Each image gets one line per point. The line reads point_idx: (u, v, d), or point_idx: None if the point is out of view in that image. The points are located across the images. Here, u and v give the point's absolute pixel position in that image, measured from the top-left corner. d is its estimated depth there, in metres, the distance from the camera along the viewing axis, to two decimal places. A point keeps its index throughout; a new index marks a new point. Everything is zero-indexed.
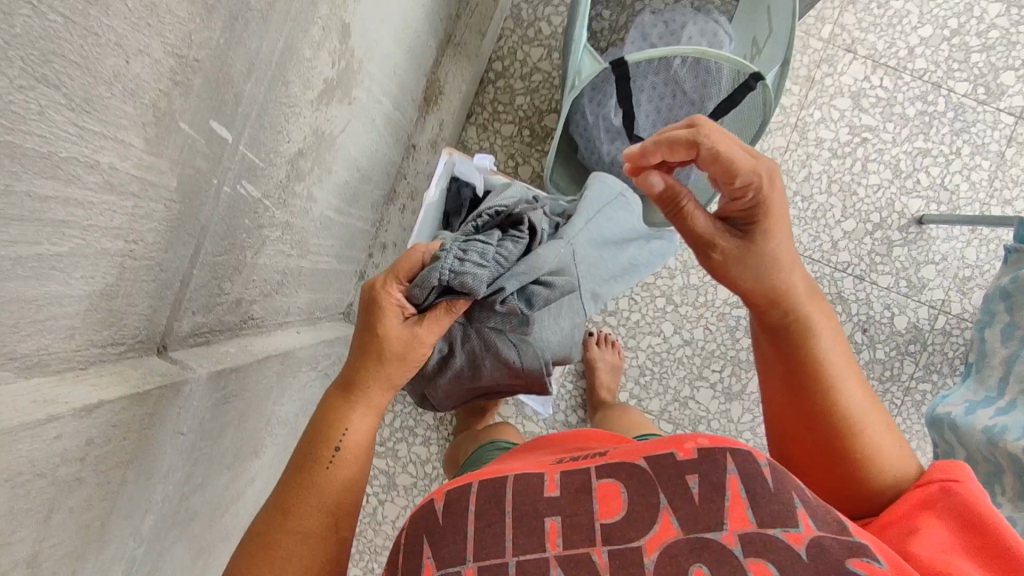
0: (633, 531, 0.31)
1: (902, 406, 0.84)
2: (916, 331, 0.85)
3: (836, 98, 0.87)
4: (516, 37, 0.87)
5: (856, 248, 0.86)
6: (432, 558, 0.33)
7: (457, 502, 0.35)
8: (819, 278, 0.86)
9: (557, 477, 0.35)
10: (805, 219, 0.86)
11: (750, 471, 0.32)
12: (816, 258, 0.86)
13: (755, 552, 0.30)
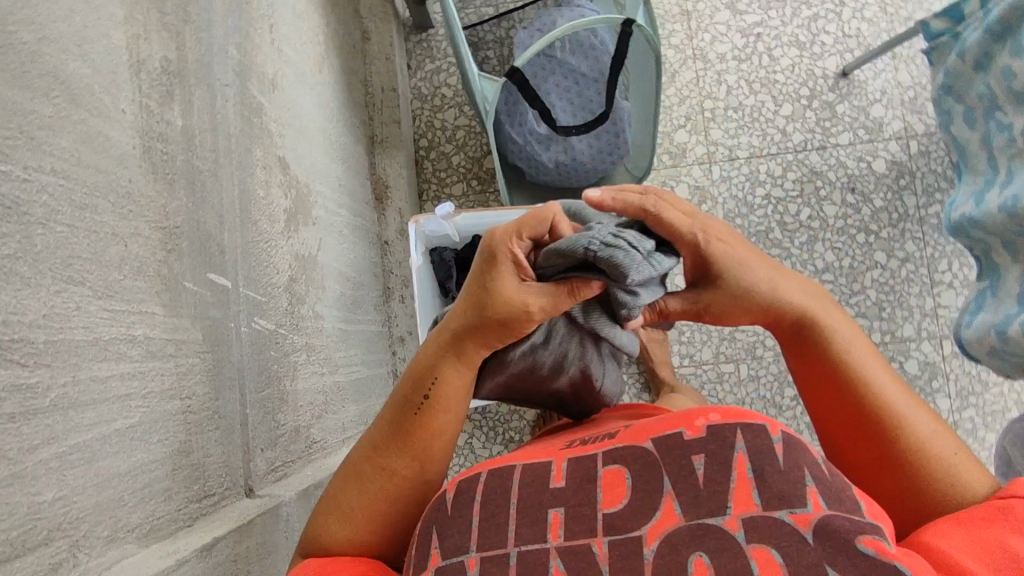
0: (631, 518, 0.31)
1: (925, 235, 0.92)
2: (898, 165, 0.94)
3: (715, 15, 0.98)
4: (428, 111, 0.95)
5: (805, 124, 0.95)
6: (439, 549, 0.34)
7: (465, 493, 0.36)
8: (790, 164, 0.94)
9: (561, 464, 0.35)
10: (750, 123, 0.96)
11: (763, 449, 0.31)
12: (777, 150, 0.95)
13: (759, 538, 0.29)
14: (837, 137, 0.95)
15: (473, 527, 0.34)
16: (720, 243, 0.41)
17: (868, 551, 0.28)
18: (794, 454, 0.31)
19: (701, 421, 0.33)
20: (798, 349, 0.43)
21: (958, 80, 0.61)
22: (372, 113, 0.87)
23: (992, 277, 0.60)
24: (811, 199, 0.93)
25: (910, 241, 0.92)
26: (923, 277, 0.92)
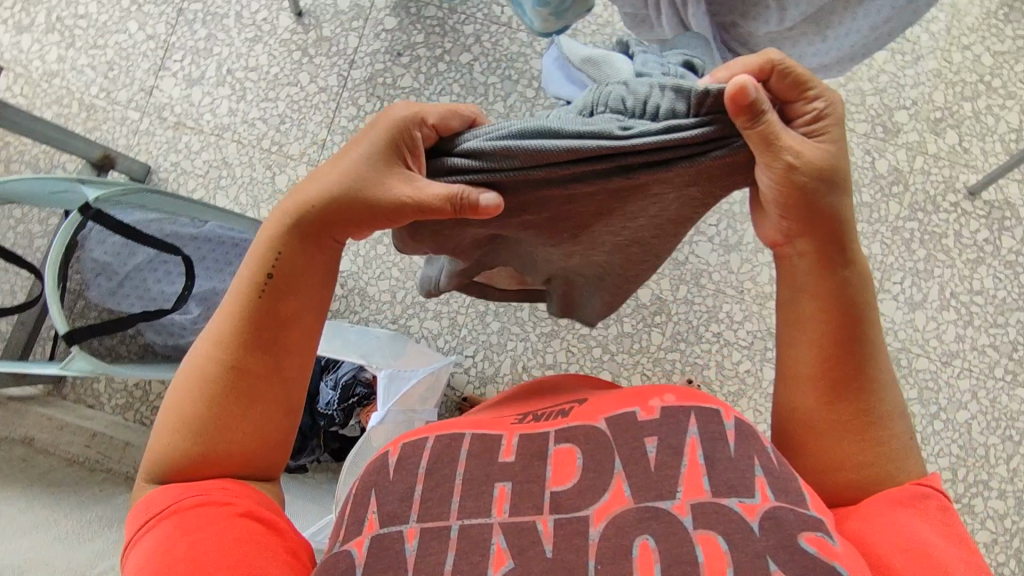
0: (579, 497, 0.42)
1: (458, 23, 1.13)
2: (397, 14, 1.13)
3: (192, 93, 1.09)
4: (147, 409, 0.95)
5: (326, 67, 1.11)
6: (374, 514, 0.44)
7: (408, 455, 0.47)
8: (353, 93, 1.11)
9: (513, 443, 0.47)
10: (301, 111, 1.10)
11: (714, 431, 0.44)
12: (335, 99, 1.10)
13: (703, 523, 0.40)
14: (351, 77, 1.11)
15: (417, 496, 0.44)
16: (831, 143, 0.47)
17: (810, 547, 0.39)
18: (747, 443, 0.44)
19: (657, 407, 0.46)
20: (839, 281, 0.51)
21: None
22: (105, 465, 0.89)
23: None
24: (387, 95, 1.11)
25: (459, 62, 1.12)
26: (496, 66, 1.12)
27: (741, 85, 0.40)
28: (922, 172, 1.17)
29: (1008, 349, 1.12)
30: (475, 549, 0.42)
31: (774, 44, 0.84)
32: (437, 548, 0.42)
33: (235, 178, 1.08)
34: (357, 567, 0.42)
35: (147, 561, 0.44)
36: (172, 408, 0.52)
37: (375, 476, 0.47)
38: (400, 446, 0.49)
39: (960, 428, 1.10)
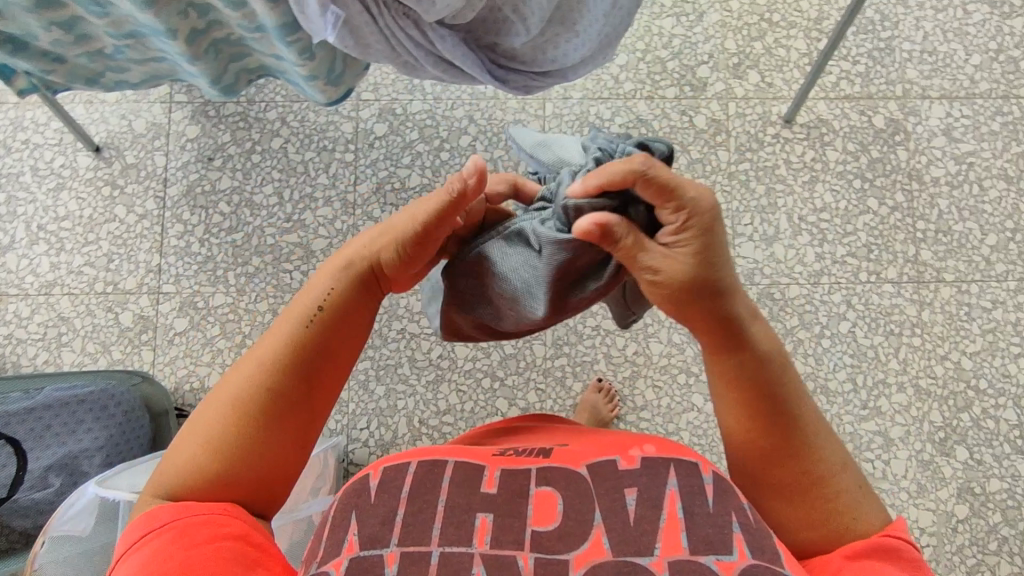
0: (559, 541, 0.48)
1: (257, 113, 1.13)
2: (194, 121, 1.12)
3: (11, 262, 1.07)
4: None
5: (138, 194, 1.10)
6: (352, 536, 0.49)
7: (389, 480, 0.52)
8: (174, 213, 1.10)
9: (495, 476, 0.52)
10: (126, 246, 1.08)
11: (692, 489, 0.50)
12: (156, 224, 1.09)
13: (682, 572, 0.46)
14: (168, 196, 1.10)
15: (398, 521, 0.49)
16: (705, 233, 0.54)
17: None
18: (723, 499, 0.50)
19: (637, 458, 0.53)
20: (742, 345, 0.57)
21: (86, 77, 0.90)
22: None
23: (226, 51, 0.87)
24: (208, 204, 1.10)
25: (271, 148, 1.13)
26: (309, 141, 1.13)
27: (586, 225, 0.53)
28: (739, 116, 1.18)
29: (865, 253, 1.17)
30: (451, 575, 0.46)
31: (531, 53, 0.86)
32: (417, 574, 0.46)
33: (76, 331, 1.05)
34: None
35: (143, 562, 0.47)
36: (210, 413, 0.56)
37: (356, 498, 0.51)
38: (382, 469, 0.53)
39: (846, 339, 1.15)
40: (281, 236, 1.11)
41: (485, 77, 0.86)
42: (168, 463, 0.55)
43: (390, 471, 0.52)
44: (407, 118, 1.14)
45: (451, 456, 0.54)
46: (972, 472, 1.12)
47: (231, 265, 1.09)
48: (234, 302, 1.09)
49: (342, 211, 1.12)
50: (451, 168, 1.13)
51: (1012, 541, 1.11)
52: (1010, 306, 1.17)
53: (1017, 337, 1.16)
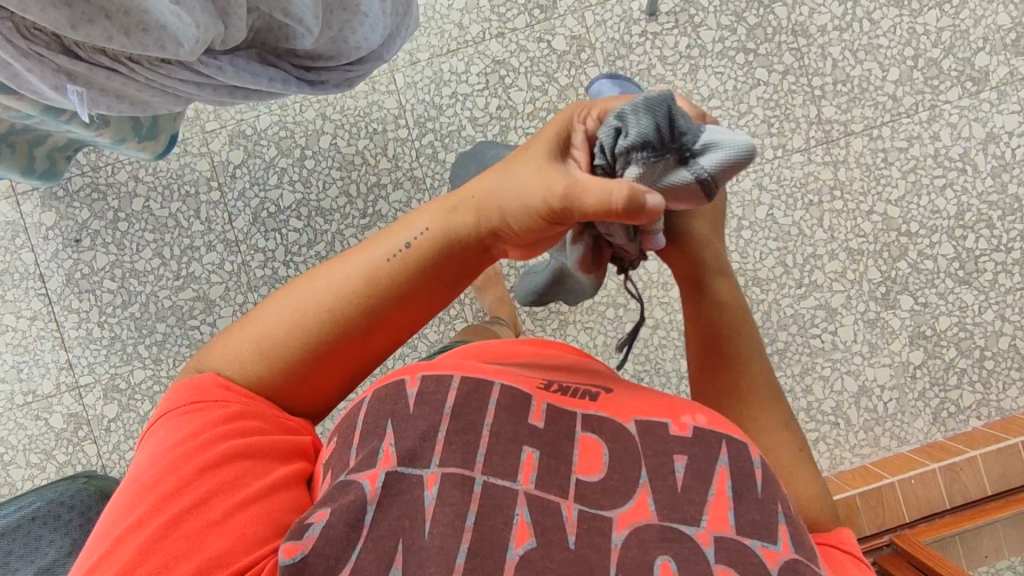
0: (604, 496, 0.48)
1: (106, 179, 1.07)
2: (48, 207, 1.07)
3: None
4: None
5: (21, 300, 1.07)
6: (388, 449, 0.49)
7: (432, 398, 0.52)
8: (63, 307, 1.07)
9: (541, 408, 0.52)
10: (31, 354, 1.07)
11: (741, 471, 0.50)
12: (50, 323, 1.07)
13: (723, 554, 0.46)
14: (51, 292, 1.07)
15: (443, 438, 0.49)
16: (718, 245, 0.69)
17: None
18: (772, 488, 0.51)
19: (689, 428, 0.52)
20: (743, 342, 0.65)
21: None
22: None
23: (31, 143, 0.82)
24: (93, 287, 1.07)
25: (134, 211, 1.07)
26: (170, 191, 1.07)
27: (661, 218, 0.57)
28: (599, 24, 1.09)
29: (766, 129, 1.10)
30: (496, 511, 0.47)
31: (333, 46, 0.79)
32: (458, 500, 0.47)
33: (15, 447, 1.07)
34: (370, 502, 0.46)
35: (182, 438, 0.49)
36: (269, 315, 0.52)
37: (392, 407, 0.51)
38: (420, 378, 0.53)
39: (767, 225, 1.11)
40: (176, 295, 1.07)
41: (291, 69, 0.81)
42: (225, 351, 0.53)
43: (428, 383, 0.53)
44: (258, 136, 1.07)
45: (498, 376, 0.54)
46: (920, 317, 1.11)
47: (137, 339, 1.07)
48: (154, 373, 1.07)
49: (226, 252, 1.08)
50: (320, 174, 1.08)
51: (971, 370, 1.11)
52: (926, 138, 1.11)
53: (940, 168, 1.11)
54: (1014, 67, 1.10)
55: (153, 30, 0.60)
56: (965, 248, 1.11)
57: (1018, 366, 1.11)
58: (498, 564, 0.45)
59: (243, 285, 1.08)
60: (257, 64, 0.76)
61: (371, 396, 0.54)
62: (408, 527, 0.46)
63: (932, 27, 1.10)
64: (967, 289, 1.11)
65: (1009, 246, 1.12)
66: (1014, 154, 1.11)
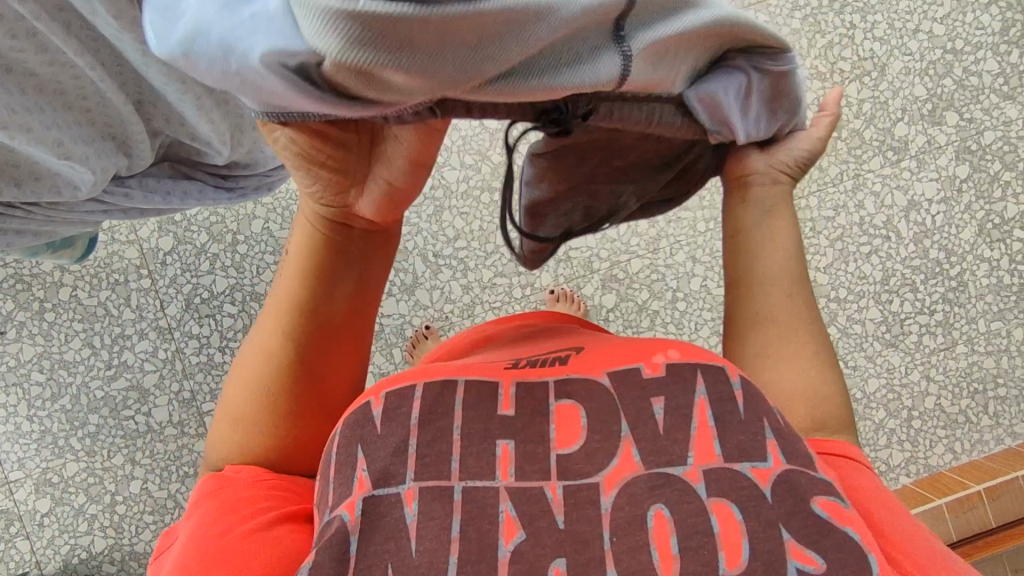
0: (587, 462, 0.47)
1: (31, 269, 1.04)
2: None
3: None
4: None
5: None
6: (360, 473, 0.48)
7: (390, 409, 0.51)
8: None
9: (511, 393, 0.51)
10: None
11: (722, 394, 0.49)
12: None
13: (721, 483, 0.45)
14: None
15: (414, 452, 0.48)
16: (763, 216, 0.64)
17: (822, 510, 0.44)
18: (755, 405, 0.49)
19: (661, 364, 0.51)
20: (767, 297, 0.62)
21: None
22: None
23: None
24: (21, 380, 1.04)
25: (61, 300, 1.05)
26: (98, 279, 1.06)
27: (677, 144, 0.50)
28: None
29: (698, 202, 1.12)
30: (480, 512, 0.45)
31: (249, 157, 0.78)
32: (440, 511, 0.45)
33: None
34: (352, 534, 0.45)
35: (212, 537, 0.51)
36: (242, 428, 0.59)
37: (361, 430, 0.50)
38: (385, 396, 0.52)
39: (701, 296, 1.11)
40: (108, 385, 1.06)
41: (208, 179, 0.80)
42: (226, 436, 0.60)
43: (391, 399, 0.51)
44: (189, 222, 1.07)
45: (461, 374, 0.53)
46: (850, 380, 1.15)
47: (68, 431, 1.05)
48: (88, 466, 1.05)
49: (159, 340, 1.06)
50: (253, 259, 1.08)
51: (899, 430, 1.15)
52: (852, 207, 1.15)
53: (865, 236, 1.15)
54: (932, 136, 1.15)
55: (45, 176, 0.59)
56: (890, 312, 1.15)
57: (942, 425, 1.16)
58: (492, 565, 0.43)
59: (178, 372, 1.07)
60: (168, 178, 0.74)
61: (341, 426, 0.52)
62: (395, 549, 0.45)
63: (855, 98, 1.14)
64: (894, 351, 1.15)
65: (931, 308, 1.16)
66: (934, 221, 1.16)
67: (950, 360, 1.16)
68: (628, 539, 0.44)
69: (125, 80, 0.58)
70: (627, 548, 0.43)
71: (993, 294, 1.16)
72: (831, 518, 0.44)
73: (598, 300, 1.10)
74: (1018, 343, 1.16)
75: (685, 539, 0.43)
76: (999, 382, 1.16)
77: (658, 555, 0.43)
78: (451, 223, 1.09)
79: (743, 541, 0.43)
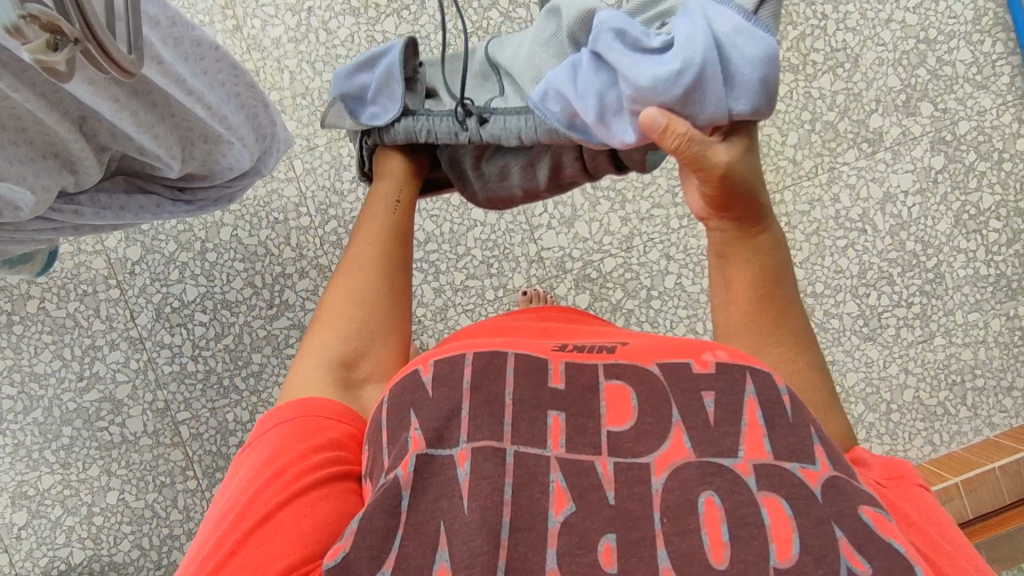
0: (639, 443, 0.43)
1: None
2: None
3: None
4: None
5: None
6: (414, 433, 0.44)
7: (440, 377, 0.47)
8: None
9: (560, 369, 0.47)
10: None
11: (771, 397, 0.45)
12: None
13: (768, 488, 0.40)
14: None
15: (466, 414, 0.45)
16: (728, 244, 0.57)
17: (868, 518, 0.39)
18: (802, 410, 0.44)
19: (711, 361, 0.47)
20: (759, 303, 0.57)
21: None
22: None
23: None
24: None
25: (29, 313, 1.04)
26: (67, 291, 1.05)
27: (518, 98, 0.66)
28: None
29: (671, 199, 1.11)
30: (533, 481, 0.42)
31: (206, 168, 0.75)
32: (492, 475, 0.42)
33: None
34: (404, 489, 0.42)
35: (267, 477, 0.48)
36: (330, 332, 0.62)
37: (411, 396, 0.47)
38: (433, 363, 0.48)
39: (676, 293, 1.10)
40: (81, 397, 1.05)
41: (164, 193, 0.78)
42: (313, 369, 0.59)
43: (443, 367, 0.48)
44: (157, 231, 1.06)
45: (508, 347, 0.49)
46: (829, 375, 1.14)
47: (42, 444, 1.05)
48: (62, 478, 1.05)
49: (131, 350, 1.06)
50: (223, 267, 1.07)
51: (878, 424, 1.15)
52: (827, 201, 1.14)
53: (841, 229, 1.14)
54: (906, 127, 1.15)
55: None
56: (868, 305, 1.15)
57: (921, 417, 1.15)
58: (541, 535, 0.40)
59: (150, 382, 1.06)
60: (123, 193, 0.74)
61: (388, 393, 0.49)
62: (447, 508, 0.41)
63: (828, 90, 1.14)
64: (872, 345, 1.15)
65: (909, 301, 1.15)
66: (910, 212, 1.15)
67: (928, 352, 1.15)
68: (680, 522, 0.40)
69: (61, 100, 0.57)
70: (677, 533, 0.39)
71: (970, 285, 1.16)
72: (874, 527, 0.39)
73: (572, 299, 1.10)
74: (995, 334, 1.16)
75: (736, 528, 0.39)
76: (977, 373, 1.16)
77: (708, 541, 0.39)
78: (422, 226, 1.09)
79: (795, 536, 0.38)
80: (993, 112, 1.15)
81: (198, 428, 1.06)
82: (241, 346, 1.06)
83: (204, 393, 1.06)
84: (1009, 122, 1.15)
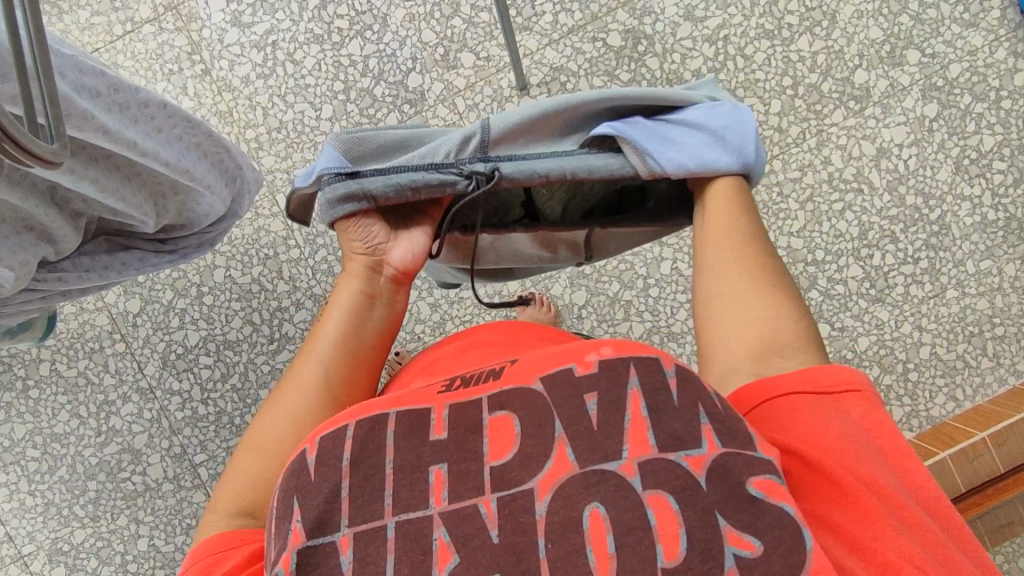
0: (521, 470, 0.41)
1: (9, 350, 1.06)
2: None
3: None
4: None
5: None
6: (295, 524, 0.41)
7: (322, 447, 0.44)
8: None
9: (442, 415, 0.45)
10: None
11: (656, 383, 0.43)
12: None
13: (652, 485, 0.39)
14: None
15: (348, 496, 0.42)
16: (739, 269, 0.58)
17: (758, 491, 0.39)
18: (691, 389, 0.42)
19: (593, 361, 0.44)
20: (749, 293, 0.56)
21: None
22: None
23: None
24: (19, 458, 1.07)
25: (43, 376, 1.07)
26: (75, 350, 1.07)
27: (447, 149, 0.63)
28: (472, 108, 1.09)
29: None
30: (418, 547, 0.40)
31: (182, 217, 0.76)
32: (376, 554, 0.40)
33: None
34: None
35: None
36: (269, 422, 0.56)
37: (295, 481, 0.44)
38: (317, 441, 0.45)
39: (673, 279, 1.09)
40: (102, 450, 1.08)
41: (146, 245, 0.78)
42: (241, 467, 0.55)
43: (325, 441, 0.45)
44: (153, 281, 1.08)
45: (393, 405, 0.46)
46: (840, 342, 1.11)
47: (72, 500, 1.07)
48: (94, 530, 1.07)
49: (142, 401, 1.08)
50: (221, 308, 1.08)
51: (896, 386, 1.12)
52: (819, 164, 1.11)
53: (836, 192, 1.11)
54: (894, 78, 1.11)
55: None
56: (873, 267, 1.12)
57: (941, 373, 1.12)
58: None
59: (165, 429, 1.08)
60: (104, 254, 0.74)
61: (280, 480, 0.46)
62: None
63: (807, 52, 1.11)
64: (881, 306, 1.12)
65: (916, 257, 1.12)
66: (908, 165, 1.11)
67: (941, 306, 1.12)
68: (562, 545, 0.38)
69: (31, 182, 0.58)
70: (561, 558, 0.38)
71: (979, 232, 1.12)
72: (765, 499, 0.39)
73: (568, 298, 1.09)
74: (1011, 280, 1.12)
75: (623, 537, 0.38)
76: (996, 322, 1.12)
77: (594, 558, 0.37)
78: None
79: (681, 531, 0.37)
80: (986, 49, 1.11)
81: (216, 469, 1.08)
82: (248, 384, 1.08)
83: (218, 434, 1.08)
84: (1004, 57, 1.11)
